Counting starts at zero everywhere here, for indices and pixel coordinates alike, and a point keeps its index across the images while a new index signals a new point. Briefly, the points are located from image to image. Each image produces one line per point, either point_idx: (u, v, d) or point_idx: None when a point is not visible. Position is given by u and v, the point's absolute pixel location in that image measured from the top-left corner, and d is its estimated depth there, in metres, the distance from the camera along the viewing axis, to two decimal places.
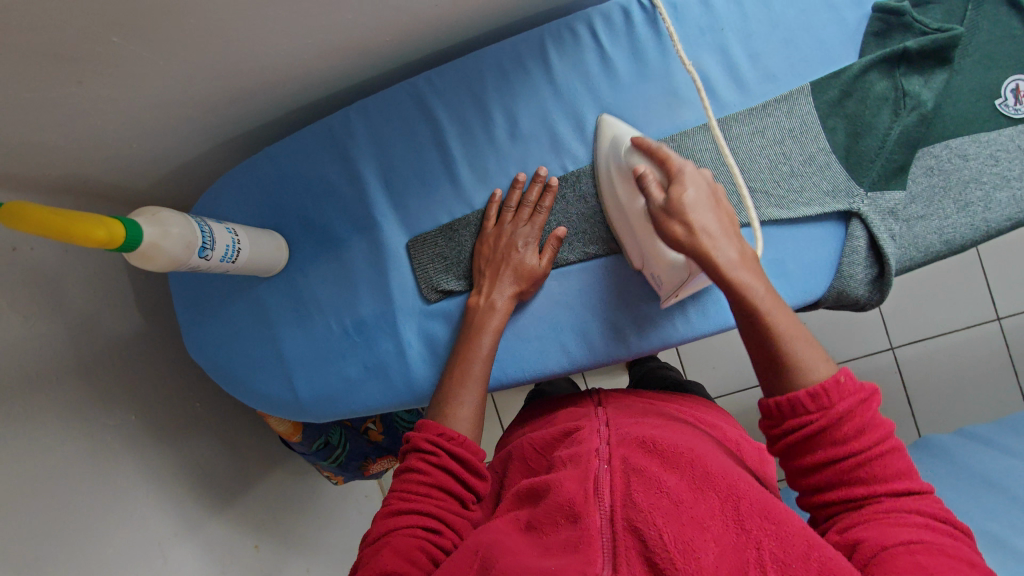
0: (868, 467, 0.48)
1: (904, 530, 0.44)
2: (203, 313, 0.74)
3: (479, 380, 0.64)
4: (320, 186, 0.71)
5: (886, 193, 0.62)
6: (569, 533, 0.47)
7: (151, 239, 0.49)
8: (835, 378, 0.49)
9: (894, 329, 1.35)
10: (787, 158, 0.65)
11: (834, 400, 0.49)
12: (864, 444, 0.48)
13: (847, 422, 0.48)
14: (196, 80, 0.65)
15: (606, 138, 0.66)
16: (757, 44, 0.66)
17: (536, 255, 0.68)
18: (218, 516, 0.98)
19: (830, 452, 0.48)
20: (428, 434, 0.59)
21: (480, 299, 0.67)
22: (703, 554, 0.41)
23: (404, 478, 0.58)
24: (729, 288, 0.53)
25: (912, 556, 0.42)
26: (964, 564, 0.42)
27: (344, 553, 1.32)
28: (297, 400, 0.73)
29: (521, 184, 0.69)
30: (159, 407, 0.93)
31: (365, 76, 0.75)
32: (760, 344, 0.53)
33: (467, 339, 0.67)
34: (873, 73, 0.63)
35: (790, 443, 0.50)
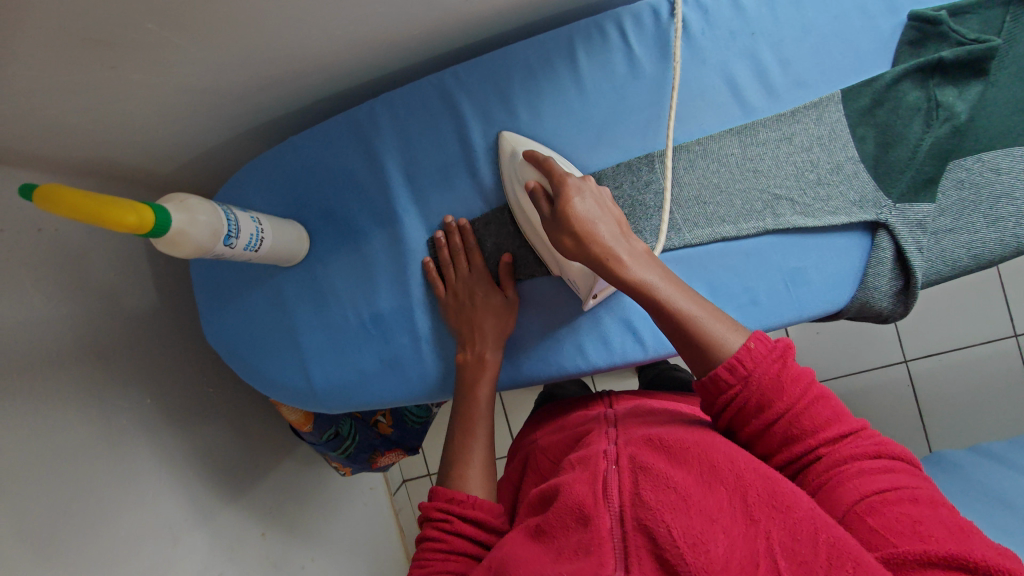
0: (799, 423, 0.49)
1: (848, 488, 0.46)
2: (222, 300, 0.74)
3: (484, 437, 0.66)
4: (342, 178, 0.71)
5: (914, 205, 0.61)
6: (579, 536, 0.46)
7: (179, 225, 0.49)
8: (744, 345, 0.50)
9: (908, 342, 1.33)
10: (814, 165, 0.64)
11: (752, 367, 0.50)
12: (788, 405, 0.49)
13: (768, 384, 0.49)
14: (224, 68, 0.65)
15: (506, 154, 0.68)
16: (788, 48, 0.65)
17: (499, 293, 0.70)
18: (227, 501, 0.99)
19: (759, 419, 0.50)
20: (438, 500, 0.60)
21: (468, 358, 0.69)
22: (713, 547, 0.41)
23: (423, 548, 0.59)
24: (629, 288, 0.55)
25: (864, 523, 0.44)
26: (907, 501, 0.44)
27: (349, 543, 1.33)
28: (312, 390, 0.73)
29: (444, 242, 0.70)
30: (174, 391, 0.94)
31: (390, 69, 0.75)
32: (674, 334, 0.54)
33: (463, 400, 0.68)
34: (906, 82, 0.62)
35: (724, 417, 0.52)
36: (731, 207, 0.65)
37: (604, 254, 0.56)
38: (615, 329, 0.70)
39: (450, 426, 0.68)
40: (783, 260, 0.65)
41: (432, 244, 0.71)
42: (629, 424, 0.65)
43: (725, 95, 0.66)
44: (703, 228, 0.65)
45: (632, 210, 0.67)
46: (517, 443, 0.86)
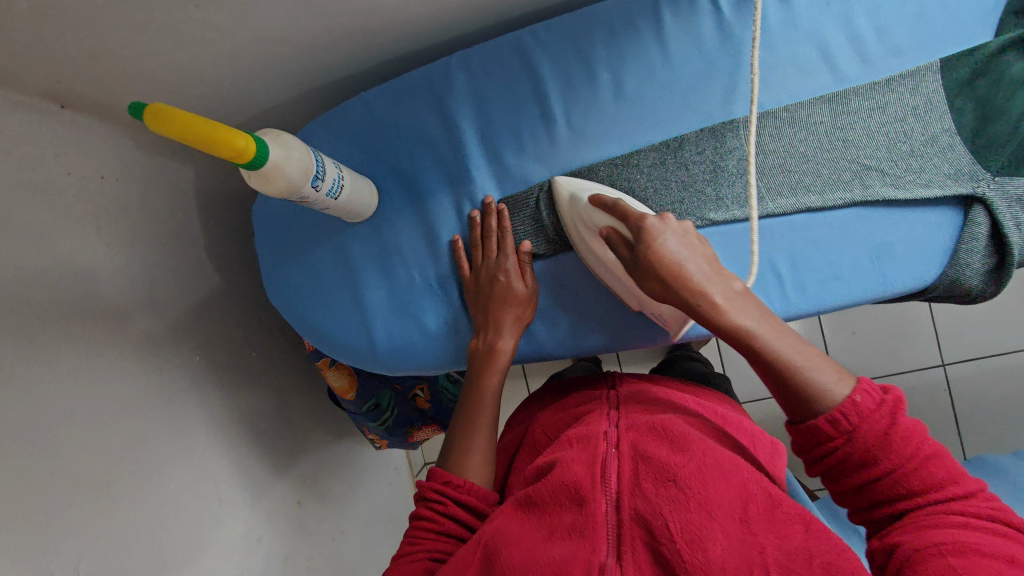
0: (904, 483, 0.46)
1: (942, 533, 0.42)
2: (286, 257, 0.74)
3: (486, 426, 0.65)
4: (413, 135, 0.70)
5: (1014, 179, 0.59)
6: (573, 516, 0.48)
7: (275, 159, 0.48)
8: (850, 400, 0.48)
9: (948, 346, 1.30)
10: (907, 136, 0.62)
11: (856, 423, 0.47)
12: (893, 464, 0.46)
13: (873, 444, 0.47)
14: (307, 16, 0.64)
15: (565, 197, 0.65)
16: (885, 17, 0.63)
17: (520, 281, 0.67)
18: (266, 466, 0.98)
19: (863, 473, 0.47)
20: (434, 482, 0.59)
21: (480, 342, 0.68)
22: (710, 546, 0.42)
23: (414, 525, 0.58)
24: (727, 335, 0.52)
25: (943, 559, 0.41)
26: (1002, 561, 0.40)
27: (376, 520, 1.31)
28: (373, 349, 0.72)
29: (477, 223, 0.69)
30: (222, 353, 0.93)
31: (463, 29, 0.74)
32: (776, 384, 0.51)
33: (470, 385, 0.67)
34: (1011, 53, 0.60)
35: (821, 468, 0.50)
36: (818, 176, 0.63)
37: (695, 300, 0.52)
38: None
39: (456, 411, 0.68)
40: (869, 234, 0.63)
41: (466, 224, 0.71)
42: (631, 409, 0.66)
43: (817, 61, 0.64)
44: (787, 198, 0.63)
45: (714, 176, 0.66)
46: (513, 418, 0.84)
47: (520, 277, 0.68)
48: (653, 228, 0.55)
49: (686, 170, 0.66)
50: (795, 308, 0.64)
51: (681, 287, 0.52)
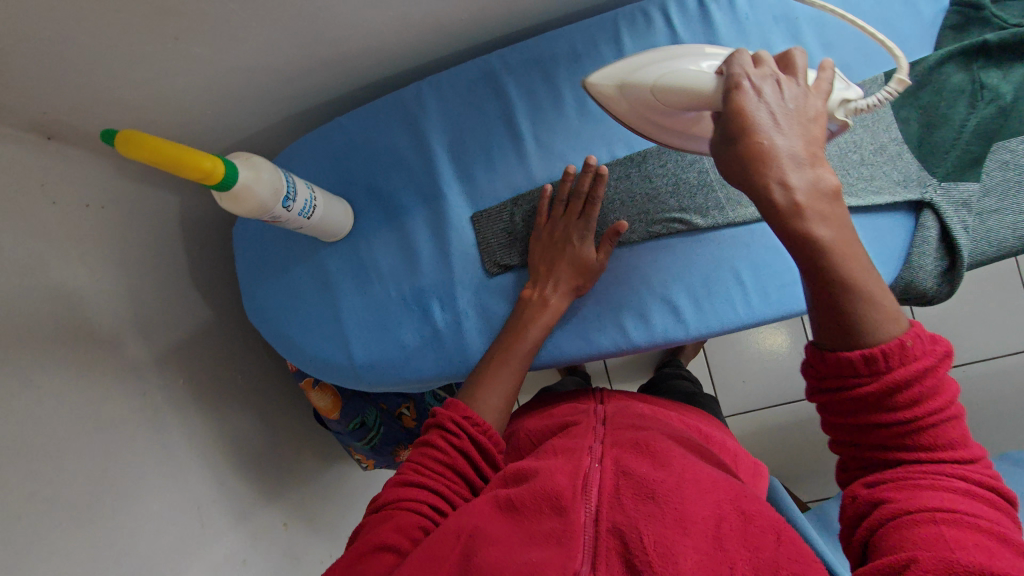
0: (917, 435, 0.39)
1: (936, 495, 0.37)
2: (266, 277, 0.75)
3: (516, 375, 0.65)
4: (387, 156, 0.73)
5: (959, 184, 0.62)
6: (552, 523, 0.45)
7: (245, 181, 0.50)
8: (900, 342, 0.39)
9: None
10: (857, 146, 0.65)
11: (894, 364, 0.39)
12: (917, 414, 0.39)
13: (903, 389, 0.39)
14: (282, 47, 0.68)
15: (614, 92, 0.57)
16: (831, 35, 0.66)
17: (594, 250, 0.67)
18: (251, 487, 0.98)
19: (884, 413, 0.40)
20: (455, 414, 0.58)
21: (534, 292, 0.68)
22: (681, 560, 0.40)
23: (424, 453, 0.57)
24: (790, 240, 0.39)
25: (936, 527, 0.36)
26: (993, 539, 0.35)
27: None
28: (353, 364, 0.73)
29: (572, 177, 0.67)
30: (205, 373, 0.94)
31: (433, 55, 0.77)
32: (833, 304, 0.40)
33: (513, 329, 0.67)
34: (949, 65, 0.63)
35: (829, 397, 0.42)
36: None
37: (769, 186, 0.39)
38: (631, 314, 0.69)
39: (490, 349, 0.67)
40: None
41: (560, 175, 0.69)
42: (618, 425, 0.64)
43: None
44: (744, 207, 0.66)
45: (677, 188, 0.68)
46: None
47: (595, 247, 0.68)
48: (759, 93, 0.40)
49: (649, 183, 0.68)
50: (759, 314, 0.67)
51: (753, 169, 0.39)
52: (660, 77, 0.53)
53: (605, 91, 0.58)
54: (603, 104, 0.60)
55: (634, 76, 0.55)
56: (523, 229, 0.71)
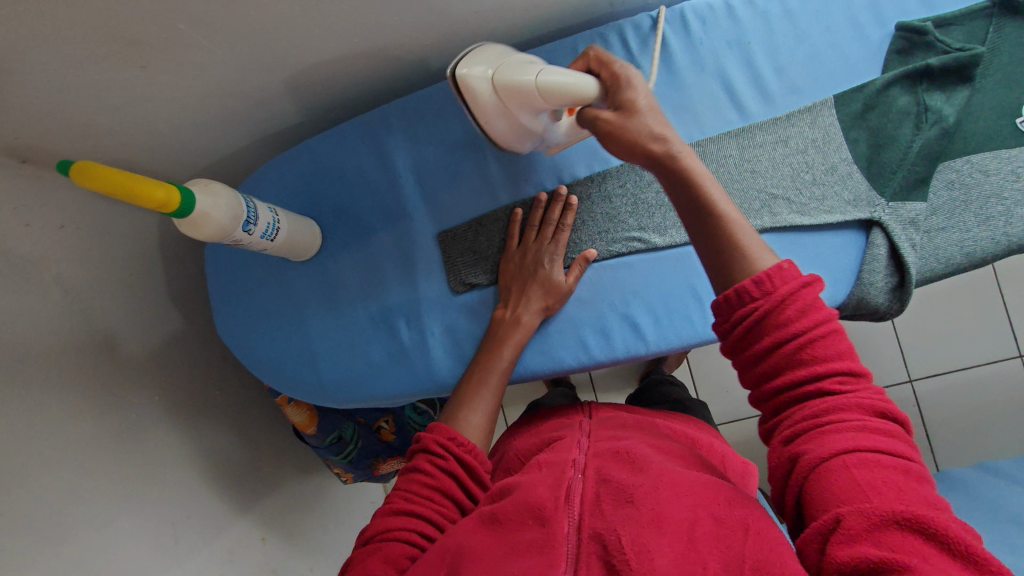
0: (811, 350, 0.45)
1: (841, 437, 0.42)
2: (236, 297, 0.76)
3: (495, 391, 0.65)
4: (354, 176, 0.74)
5: (906, 203, 0.64)
6: (534, 533, 0.44)
7: (203, 208, 0.52)
8: (778, 264, 0.47)
9: (913, 360, 1.27)
10: (809, 166, 0.66)
11: (778, 284, 0.47)
12: (804, 326, 0.45)
13: (790, 304, 0.46)
14: (250, 71, 0.70)
15: (484, 91, 0.58)
16: (783, 58, 0.68)
17: (564, 274, 0.69)
18: (227, 502, 0.97)
19: (778, 332, 0.46)
20: (439, 435, 0.57)
21: (506, 313, 0.69)
22: (656, 557, 0.40)
23: (411, 478, 0.56)
24: (681, 186, 0.53)
25: (848, 471, 0.41)
26: (898, 472, 0.41)
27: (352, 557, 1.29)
28: (321, 382, 0.74)
29: (543, 204, 0.70)
30: (181, 388, 0.95)
31: (400, 77, 0.79)
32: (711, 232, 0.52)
33: (486, 351, 0.68)
34: (895, 88, 0.65)
35: (736, 338, 0.48)
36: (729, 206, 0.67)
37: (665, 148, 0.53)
38: (591, 330, 0.70)
39: (465, 373, 0.68)
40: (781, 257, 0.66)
41: (531, 202, 0.72)
42: (601, 436, 0.63)
43: (723, 100, 0.69)
44: None
45: (636, 207, 0.70)
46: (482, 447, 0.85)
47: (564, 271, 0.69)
48: (626, 75, 0.55)
49: (609, 203, 0.70)
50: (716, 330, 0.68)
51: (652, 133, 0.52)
52: (540, 69, 0.56)
53: (476, 82, 0.58)
54: (470, 95, 0.59)
55: (500, 76, 0.58)
56: (494, 250, 0.72)
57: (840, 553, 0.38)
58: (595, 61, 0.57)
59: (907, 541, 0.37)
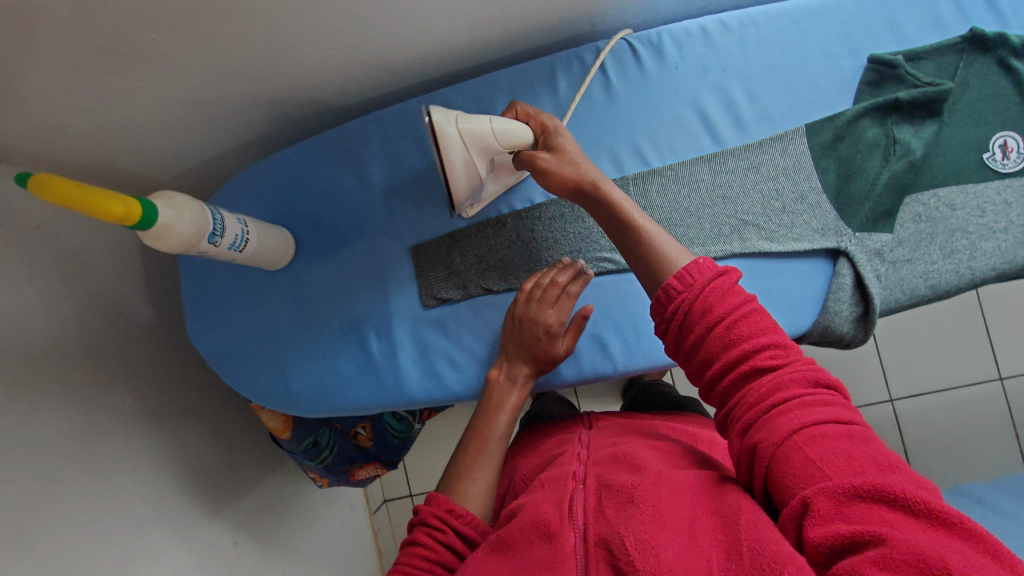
0: (735, 329, 0.49)
1: (787, 419, 0.44)
2: (207, 304, 0.76)
3: (494, 459, 0.64)
4: (329, 187, 0.75)
5: (873, 235, 0.64)
6: (542, 551, 0.44)
7: (165, 220, 0.52)
8: (694, 259, 0.53)
9: (894, 380, 1.27)
10: (779, 194, 0.67)
11: (697, 277, 0.52)
12: (723, 311, 0.50)
13: (710, 292, 0.51)
14: (229, 80, 0.70)
15: (456, 137, 0.60)
16: (756, 86, 0.68)
17: (563, 341, 0.68)
18: (198, 505, 0.96)
19: (703, 322, 0.50)
20: (436, 509, 0.56)
21: (500, 375, 0.68)
22: (662, 550, 0.40)
23: (410, 551, 0.55)
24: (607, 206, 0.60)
25: (802, 451, 0.42)
26: (843, 438, 0.42)
27: (329, 562, 1.26)
28: (289, 392, 0.73)
29: (556, 271, 0.68)
30: (154, 389, 0.94)
31: (380, 90, 0.79)
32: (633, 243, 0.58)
33: (481, 416, 0.67)
34: (865, 120, 0.66)
35: (674, 335, 0.52)
36: (700, 230, 0.67)
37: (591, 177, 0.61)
38: None
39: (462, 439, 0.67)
40: (750, 282, 0.66)
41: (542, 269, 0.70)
42: (600, 443, 0.62)
43: (696, 125, 0.69)
44: None
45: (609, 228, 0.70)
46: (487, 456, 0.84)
47: (563, 336, 0.68)
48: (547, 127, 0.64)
49: (581, 223, 0.71)
50: None
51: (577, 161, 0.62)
52: (491, 118, 0.61)
53: (445, 128, 0.60)
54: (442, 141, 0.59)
55: (467, 122, 0.60)
56: (466, 266, 0.72)
57: (814, 535, 0.38)
58: (519, 114, 0.65)
59: (873, 511, 0.38)
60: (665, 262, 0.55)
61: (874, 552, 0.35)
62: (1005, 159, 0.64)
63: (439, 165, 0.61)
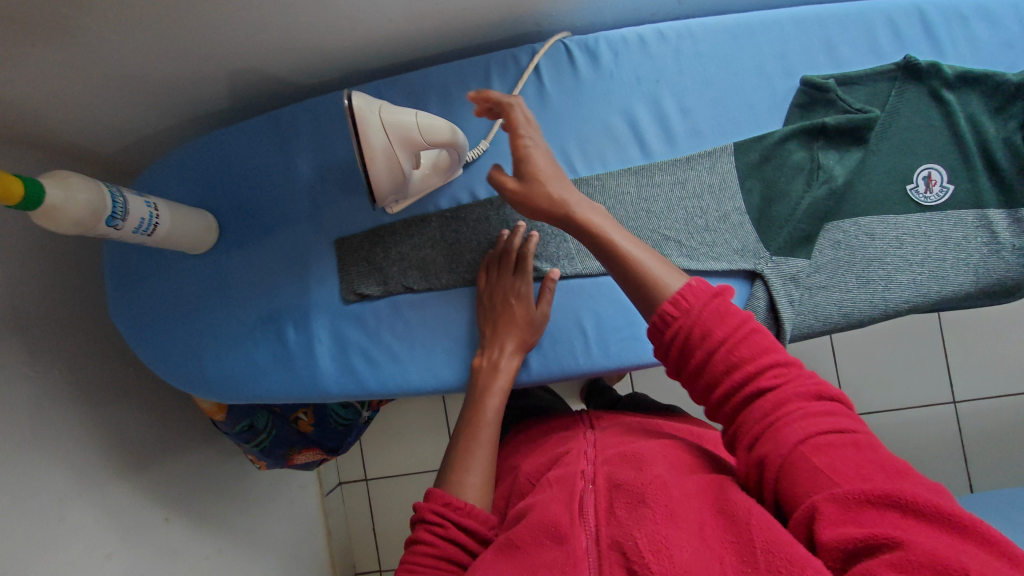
0: (736, 351, 0.47)
1: (791, 429, 0.43)
2: (129, 286, 0.74)
3: (488, 445, 0.63)
4: (258, 174, 0.73)
5: (789, 259, 0.64)
6: (553, 554, 0.42)
7: (55, 200, 0.51)
8: (687, 283, 0.50)
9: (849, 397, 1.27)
10: (703, 212, 0.66)
11: (693, 302, 0.49)
12: (722, 335, 0.47)
13: (707, 317, 0.48)
14: (160, 58, 0.67)
15: (377, 125, 0.56)
16: (689, 100, 0.68)
17: (534, 306, 0.67)
18: (132, 482, 0.92)
19: (703, 347, 0.48)
20: (435, 504, 0.55)
21: (483, 359, 0.67)
22: (677, 552, 0.39)
23: (412, 550, 0.53)
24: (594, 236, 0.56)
25: (809, 461, 0.41)
26: (849, 447, 0.41)
27: (278, 545, 1.25)
28: (203, 377, 0.73)
29: (507, 240, 0.69)
30: (94, 366, 0.89)
31: (319, 76, 0.77)
32: (623, 278, 0.55)
33: (472, 407, 0.65)
34: (792, 142, 0.65)
35: (673, 359, 0.50)
36: None
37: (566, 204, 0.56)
38: None
39: (455, 432, 0.65)
40: None
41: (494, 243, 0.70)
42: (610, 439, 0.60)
43: (627, 137, 0.68)
44: (575, 262, 0.69)
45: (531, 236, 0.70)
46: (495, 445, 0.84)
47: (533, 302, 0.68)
48: (518, 147, 0.58)
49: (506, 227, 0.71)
50: (597, 363, 0.68)
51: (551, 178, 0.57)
52: (416, 112, 0.58)
53: (366, 114, 0.55)
54: (361, 131, 0.55)
55: (387, 111, 0.56)
56: (393, 261, 0.71)
57: (826, 539, 0.37)
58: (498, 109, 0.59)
59: (884, 516, 0.37)
60: (657, 293, 0.52)
61: (891, 557, 0.35)
62: (927, 192, 0.63)
63: (359, 156, 0.57)
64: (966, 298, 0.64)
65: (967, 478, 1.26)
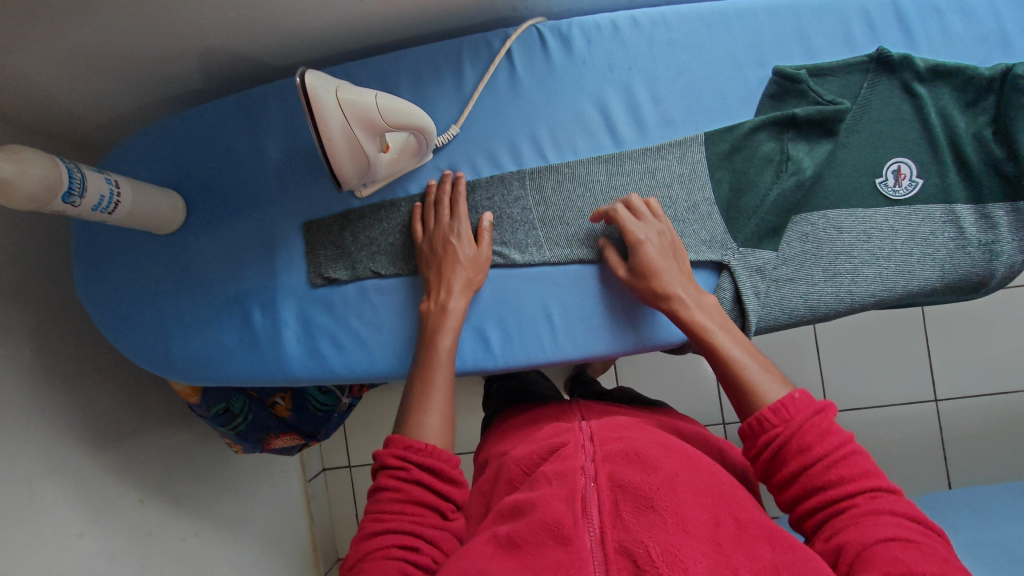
0: (836, 470, 0.47)
1: (877, 527, 0.43)
2: (96, 265, 0.74)
3: (443, 388, 0.61)
4: (228, 155, 0.73)
5: (756, 251, 0.64)
6: (557, 556, 0.39)
7: (7, 175, 0.50)
8: (789, 394, 0.51)
9: (830, 393, 1.27)
10: (672, 202, 0.66)
11: (795, 413, 0.50)
12: (825, 450, 0.48)
13: (808, 431, 0.48)
14: (126, 35, 0.65)
15: (332, 105, 0.55)
16: (661, 88, 0.67)
17: (474, 246, 0.67)
18: (106, 465, 0.92)
19: (800, 458, 0.48)
20: (395, 448, 0.56)
21: (431, 304, 0.65)
22: (692, 565, 0.36)
23: (378, 497, 0.54)
24: (694, 332, 0.58)
25: (890, 551, 0.41)
26: (936, 558, 0.41)
27: (258, 529, 1.26)
28: (169, 356, 0.72)
29: (434, 187, 0.68)
30: (67, 346, 0.89)
31: (291, 57, 0.76)
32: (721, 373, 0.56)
33: (423, 349, 0.64)
34: (762, 133, 0.65)
35: (763, 464, 0.51)
36: None
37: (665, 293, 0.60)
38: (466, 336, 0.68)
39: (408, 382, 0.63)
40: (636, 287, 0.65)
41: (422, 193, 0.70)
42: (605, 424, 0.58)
43: (598, 125, 0.68)
44: (545, 249, 0.68)
45: (500, 223, 0.69)
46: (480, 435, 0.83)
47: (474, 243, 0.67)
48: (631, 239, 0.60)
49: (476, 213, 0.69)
50: (564, 350, 0.68)
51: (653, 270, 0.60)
52: (376, 93, 0.57)
53: (321, 94, 0.54)
54: (317, 110, 0.54)
55: (343, 91, 0.55)
56: (361, 244, 0.71)
57: None
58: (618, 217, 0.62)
59: None
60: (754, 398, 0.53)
61: None
62: (896, 186, 0.63)
63: (317, 136, 0.56)
64: (933, 293, 0.64)
65: (946, 475, 1.27)
